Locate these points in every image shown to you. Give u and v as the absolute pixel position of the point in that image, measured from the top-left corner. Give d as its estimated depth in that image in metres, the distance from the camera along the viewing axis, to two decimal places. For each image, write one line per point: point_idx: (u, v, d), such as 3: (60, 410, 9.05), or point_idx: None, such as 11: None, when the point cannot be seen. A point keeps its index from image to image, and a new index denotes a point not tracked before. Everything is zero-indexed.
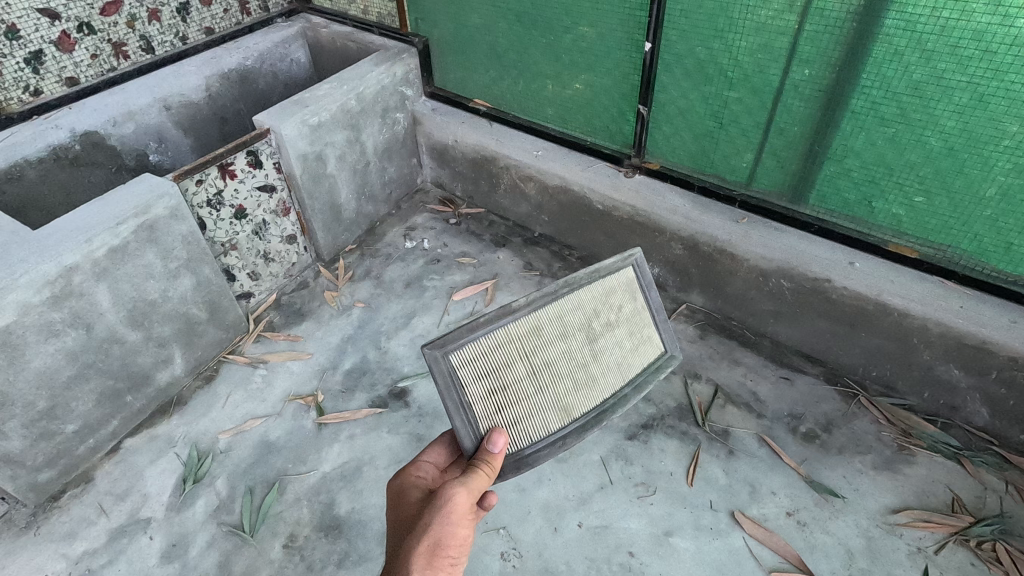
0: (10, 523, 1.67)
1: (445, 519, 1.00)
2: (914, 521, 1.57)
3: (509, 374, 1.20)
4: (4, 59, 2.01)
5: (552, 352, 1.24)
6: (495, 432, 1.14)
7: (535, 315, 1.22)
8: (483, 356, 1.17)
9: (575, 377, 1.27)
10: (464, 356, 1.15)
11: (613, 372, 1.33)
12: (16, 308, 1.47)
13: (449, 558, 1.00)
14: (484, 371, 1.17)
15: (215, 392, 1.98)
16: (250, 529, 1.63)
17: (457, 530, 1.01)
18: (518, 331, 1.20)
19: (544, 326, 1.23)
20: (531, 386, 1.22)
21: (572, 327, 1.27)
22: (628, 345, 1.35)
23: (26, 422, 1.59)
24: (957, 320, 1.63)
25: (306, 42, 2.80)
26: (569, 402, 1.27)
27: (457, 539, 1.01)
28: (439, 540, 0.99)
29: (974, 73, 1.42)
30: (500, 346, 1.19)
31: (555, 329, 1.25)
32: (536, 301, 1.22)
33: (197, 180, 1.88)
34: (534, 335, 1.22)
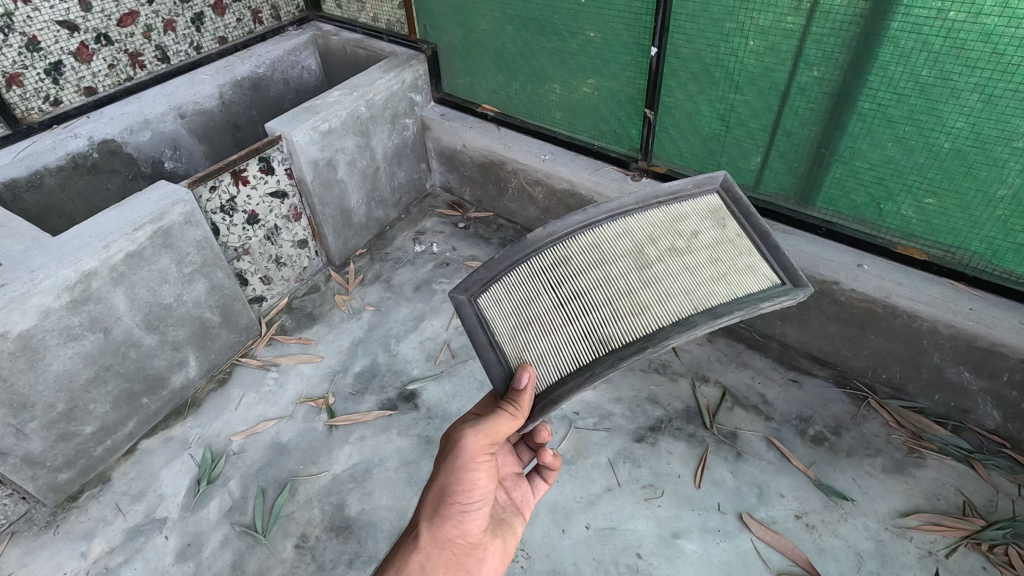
0: (30, 522, 1.71)
1: (447, 469, 1.10)
2: (924, 524, 1.56)
3: (534, 307, 1.24)
4: (25, 70, 2.07)
5: (584, 281, 1.23)
6: (520, 369, 1.15)
7: (561, 248, 1.28)
8: (508, 291, 1.28)
9: (616, 304, 1.19)
10: (490, 296, 1.29)
11: (677, 299, 1.19)
12: (37, 313, 1.52)
13: (459, 500, 1.11)
14: (508, 309, 1.26)
15: (228, 395, 2.02)
16: (263, 529, 1.65)
17: (464, 475, 1.10)
18: (542, 265, 1.27)
19: (573, 256, 1.26)
20: (558, 314, 1.21)
21: (612, 255, 1.26)
22: (705, 273, 1.23)
23: (46, 423, 1.63)
24: (967, 323, 1.62)
25: (317, 49, 2.85)
26: (607, 328, 1.17)
27: (464, 483, 1.10)
28: (444, 489, 1.10)
29: (982, 74, 1.42)
30: (524, 281, 1.27)
31: (589, 257, 1.26)
32: (561, 232, 1.30)
33: (210, 187, 1.92)
34: (560, 266, 1.26)
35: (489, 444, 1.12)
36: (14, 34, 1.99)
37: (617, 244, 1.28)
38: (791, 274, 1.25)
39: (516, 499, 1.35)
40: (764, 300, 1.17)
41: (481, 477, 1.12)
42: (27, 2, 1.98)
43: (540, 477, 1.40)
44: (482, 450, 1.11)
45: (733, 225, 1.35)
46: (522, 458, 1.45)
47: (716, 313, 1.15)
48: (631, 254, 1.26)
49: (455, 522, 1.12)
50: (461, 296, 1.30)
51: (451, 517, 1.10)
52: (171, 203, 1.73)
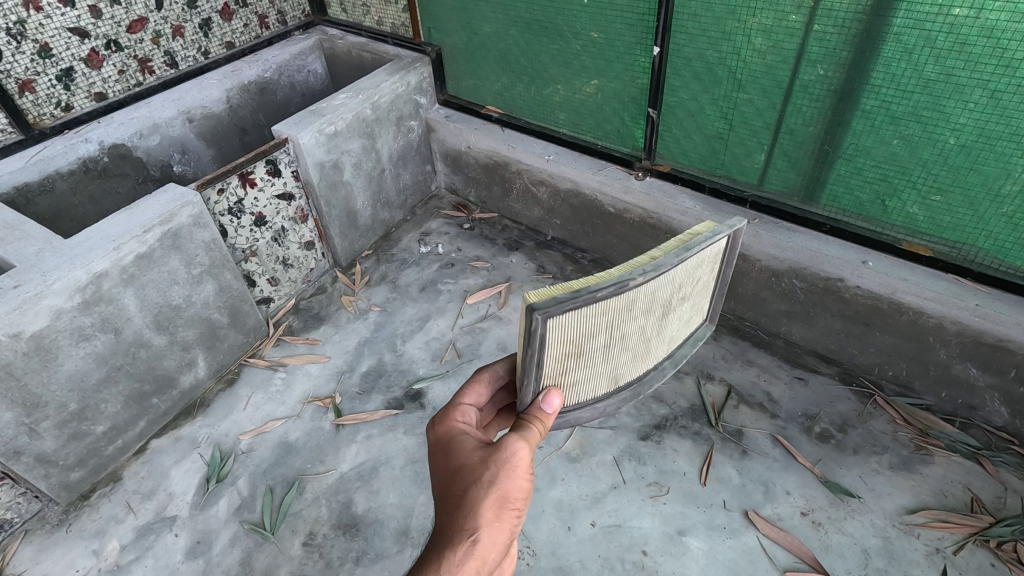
0: (43, 520, 1.74)
1: (512, 474, 0.88)
2: (932, 521, 1.56)
3: (587, 343, 0.97)
4: (38, 76, 2.10)
5: (630, 327, 1.03)
6: (551, 392, 0.98)
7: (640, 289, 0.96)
8: (574, 318, 0.91)
9: (636, 348, 1.10)
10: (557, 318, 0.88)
11: (664, 345, 1.19)
12: (50, 314, 1.54)
13: (516, 514, 0.89)
14: (565, 338, 0.93)
15: (236, 395, 2.04)
16: (271, 527, 1.67)
17: (523, 486, 0.89)
18: (615, 304, 0.94)
19: (640, 298, 0.98)
20: (597, 357, 1.03)
21: (657, 301, 1.04)
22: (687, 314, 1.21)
23: (59, 423, 1.66)
24: (973, 318, 1.61)
25: (322, 53, 2.88)
26: (620, 370, 1.12)
27: (524, 494, 0.90)
28: (506, 495, 0.88)
29: (985, 69, 1.42)
30: (592, 317, 0.93)
31: (646, 303, 1.01)
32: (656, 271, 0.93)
33: (218, 189, 1.94)
34: (627, 308, 0.96)
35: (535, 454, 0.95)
36: (26, 41, 2.03)
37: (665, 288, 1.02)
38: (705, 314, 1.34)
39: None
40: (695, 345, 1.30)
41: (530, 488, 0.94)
42: (39, 10, 2.02)
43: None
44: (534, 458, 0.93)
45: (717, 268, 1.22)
46: None
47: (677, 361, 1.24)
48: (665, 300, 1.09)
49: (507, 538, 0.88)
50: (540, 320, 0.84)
51: (505, 535, 0.87)
52: (180, 205, 1.76)
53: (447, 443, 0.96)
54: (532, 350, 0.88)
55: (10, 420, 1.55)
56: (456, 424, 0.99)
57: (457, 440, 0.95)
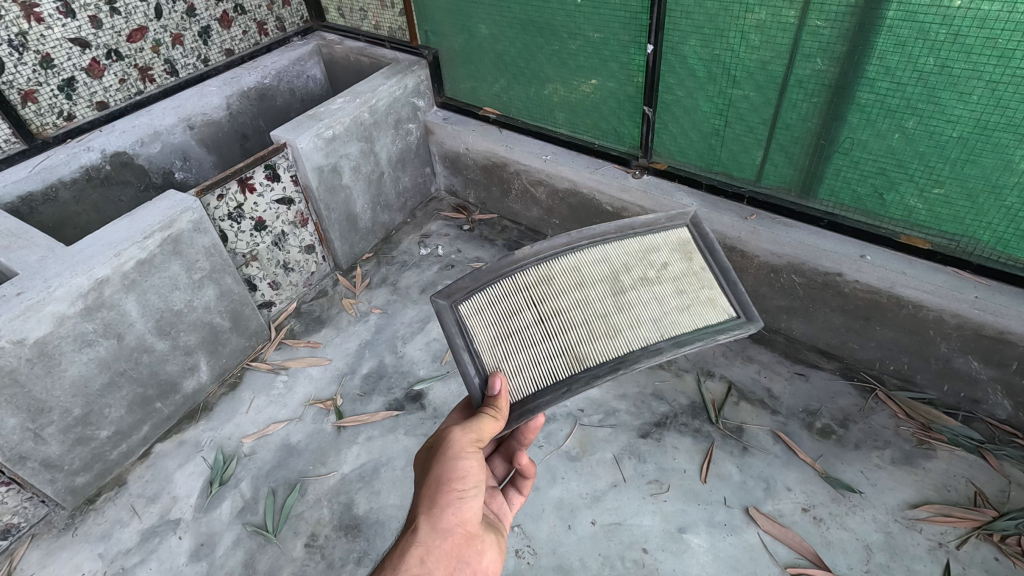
0: (50, 525, 1.76)
1: (444, 461, 1.06)
2: (935, 516, 1.55)
3: (514, 322, 1.21)
4: (40, 87, 2.13)
5: (562, 301, 1.22)
6: (493, 376, 1.14)
7: (546, 266, 1.24)
8: (490, 305, 1.21)
9: (592, 326, 1.21)
10: (474, 304, 1.21)
11: (648, 326, 1.23)
12: (52, 320, 1.56)
13: (457, 492, 1.04)
14: (491, 319, 1.20)
15: (239, 398, 2.06)
16: (273, 529, 1.68)
17: (459, 468, 1.05)
18: (527, 281, 1.23)
19: (557, 274, 1.24)
20: (538, 331, 1.20)
21: (591, 280, 1.25)
22: (672, 303, 1.27)
23: (63, 428, 1.67)
24: (973, 311, 1.60)
25: (321, 59, 2.90)
26: (579, 346, 1.19)
27: (461, 474, 1.05)
28: (442, 479, 1.04)
29: (979, 60, 1.41)
30: (507, 294, 1.22)
31: (572, 279, 1.24)
32: (546, 252, 1.24)
33: (218, 195, 1.96)
34: (545, 284, 1.23)
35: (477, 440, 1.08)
36: (28, 52, 2.06)
37: (598, 266, 1.27)
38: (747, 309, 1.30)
39: (491, 509, 1.30)
40: (721, 336, 1.24)
41: (479, 471, 1.08)
42: (40, 22, 2.05)
43: (515, 488, 1.35)
44: (473, 442, 1.08)
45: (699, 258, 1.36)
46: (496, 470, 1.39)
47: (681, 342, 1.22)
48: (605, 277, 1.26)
49: (455, 511, 1.04)
50: (443, 305, 1.19)
51: (446, 511, 1.03)
52: (180, 211, 1.78)
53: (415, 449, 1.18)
54: (457, 336, 1.18)
55: (15, 425, 1.57)
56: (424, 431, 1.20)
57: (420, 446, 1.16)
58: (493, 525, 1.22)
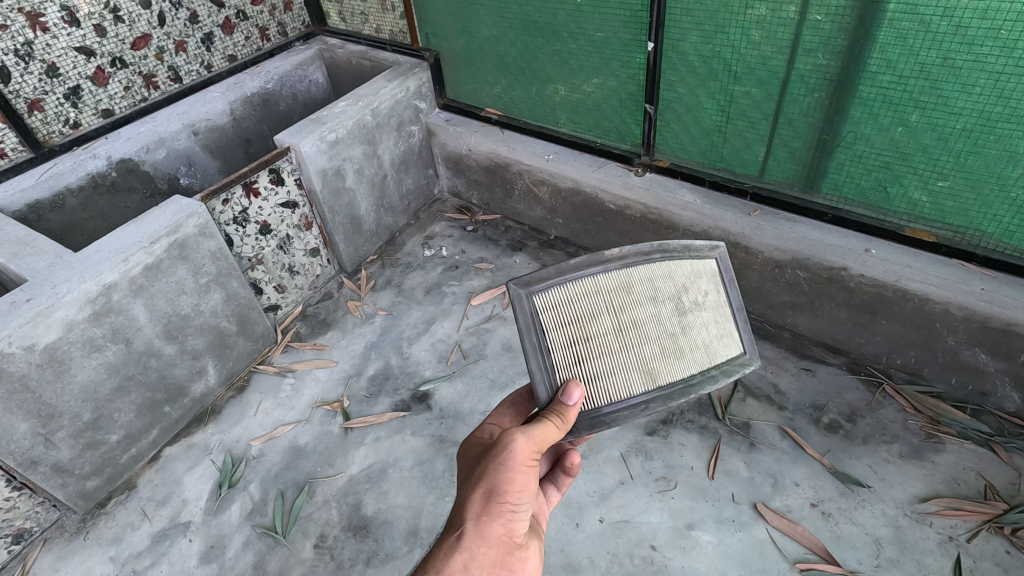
0: (62, 529, 1.78)
1: (502, 467, 0.97)
2: (944, 510, 1.54)
3: (592, 327, 1.11)
4: (46, 95, 2.15)
5: (640, 313, 1.13)
6: (569, 385, 1.06)
7: (627, 271, 1.14)
8: (566, 304, 1.11)
9: (663, 344, 1.14)
10: (548, 299, 1.10)
11: (701, 350, 1.18)
12: (62, 325, 1.58)
13: (508, 505, 0.96)
14: (566, 320, 1.10)
15: (247, 401, 2.07)
16: (283, 530, 1.69)
17: (518, 480, 0.97)
18: (608, 285, 1.12)
19: (637, 283, 1.14)
20: (615, 342, 1.11)
21: (664, 294, 1.16)
22: (715, 329, 1.21)
23: (74, 432, 1.69)
24: (979, 303, 1.59)
25: (323, 63, 2.92)
26: (646, 364, 1.13)
27: (516, 485, 0.97)
28: (496, 487, 0.96)
29: (981, 52, 1.40)
30: (588, 298, 1.11)
31: (648, 289, 1.15)
32: (630, 257, 1.13)
33: (223, 200, 1.97)
34: (624, 292, 1.13)
35: (538, 450, 1.01)
36: (34, 61, 2.08)
37: (670, 280, 1.17)
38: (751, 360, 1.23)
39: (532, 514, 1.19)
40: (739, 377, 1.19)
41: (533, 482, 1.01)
42: (46, 31, 2.07)
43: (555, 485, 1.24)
44: (530, 453, 1.00)
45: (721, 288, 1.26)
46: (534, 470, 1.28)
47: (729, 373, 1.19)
48: (672, 297, 1.17)
49: (504, 523, 0.96)
50: (520, 293, 1.09)
51: (496, 522, 0.95)
52: (186, 216, 1.79)
53: (468, 446, 1.09)
54: (528, 334, 1.09)
55: (26, 431, 1.58)
56: (481, 434, 1.10)
57: (469, 444, 1.08)
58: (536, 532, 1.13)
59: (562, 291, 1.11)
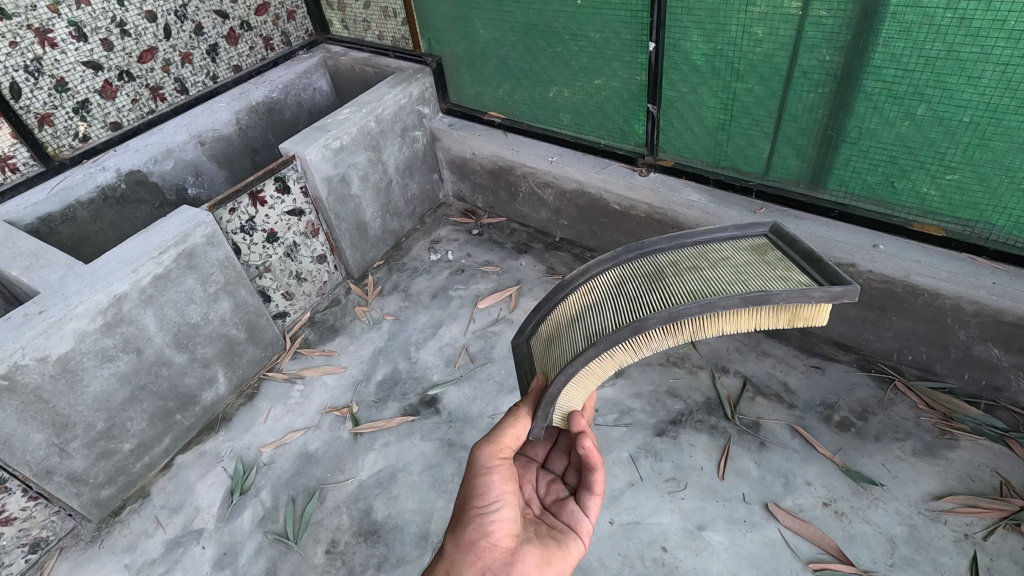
0: (77, 537, 1.80)
1: (468, 481, 1.18)
2: (959, 507, 1.52)
3: (558, 331, 1.31)
4: (56, 110, 2.18)
5: (602, 301, 1.27)
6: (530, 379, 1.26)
7: (592, 281, 1.37)
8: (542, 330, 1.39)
9: (620, 306, 1.20)
10: (533, 336, 1.41)
11: (678, 294, 1.14)
12: (74, 336, 1.60)
13: (476, 508, 1.15)
14: (543, 339, 1.35)
15: (257, 408, 2.08)
16: (294, 536, 1.70)
17: (478, 485, 1.16)
18: (574, 298, 1.36)
19: (601, 283, 1.35)
20: (573, 329, 1.26)
21: (634, 279, 1.30)
22: (721, 279, 1.17)
23: (87, 442, 1.71)
24: (990, 297, 1.58)
25: (327, 71, 2.95)
26: (597, 328, 1.19)
27: (480, 490, 1.16)
28: (465, 498, 1.17)
29: (986, 43, 1.39)
30: (557, 314, 1.37)
31: (613, 281, 1.33)
32: (591, 269, 1.37)
33: (230, 209, 1.99)
34: (587, 295, 1.34)
35: (497, 455, 1.19)
36: (43, 77, 2.11)
37: (643, 271, 1.32)
38: (834, 278, 1.10)
39: (559, 521, 1.27)
40: (779, 290, 1.06)
41: (502, 486, 1.17)
42: (54, 47, 2.10)
43: (586, 490, 1.26)
44: (493, 458, 1.18)
45: (776, 253, 1.27)
46: (570, 482, 1.34)
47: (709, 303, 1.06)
48: (644, 278, 1.28)
49: (476, 526, 1.14)
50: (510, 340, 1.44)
51: (469, 527, 1.14)
52: (193, 225, 1.81)
53: None
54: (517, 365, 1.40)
55: (40, 441, 1.61)
56: None
57: None
58: (550, 538, 1.22)
59: (540, 325, 1.41)
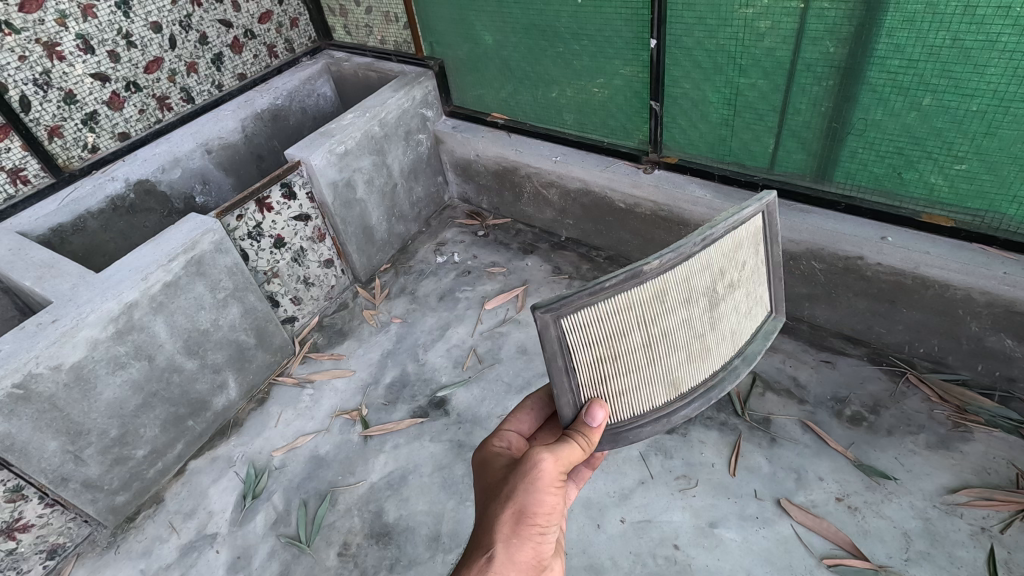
0: (94, 544, 1.81)
1: (529, 489, 0.98)
2: (975, 500, 1.51)
3: (620, 345, 1.03)
4: (65, 122, 2.20)
5: (671, 320, 1.05)
6: (593, 404, 1.04)
7: (664, 278, 1.01)
8: (596, 327, 1.01)
9: (690, 349, 1.11)
10: (578, 322, 0.99)
11: (727, 343, 1.17)
12: (87, 344, 1.62)
13: (537, 526, 0.98)
14: (597, 341, 1.01)
15: (268, 413, 2.10)
16: (307, 539, 1.71)
17: (546, 502, 0.98)
18: (640, 297, 1.01)
19: (672, 290, 1.03)
20: (642, 358, 1.06)
21: (699, 290, 1.07)
22: (746, 310, 1.18)
23: (101, 449, 1.73)
24: (1002, 287, 1.56)
25: (331, 77, 2.97)
26: (669, 381, 1.12)
27: (544, 507, 0.99)
28: (523, 509, 0.97)
29: (992, 30, 1.38)
30: (618, 314, 1.01)
31: (681, 292, 1.05)
32: (668, 262, 1.00)
33: (237, 215, 2.01)
34: (658, 301, 1.03)
35: (562, 473, 1.02)
36: (52, 90, 2.14)
37: (705, 276, 1.07)
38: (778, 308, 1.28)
39: None
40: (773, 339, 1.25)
41: (559, 503, 1.03)
42: (62, 59, 2.13)
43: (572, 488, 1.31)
44: (559, 476, 1.01)
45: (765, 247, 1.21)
46: None
47: (750, 358, 1.21)
48: (707, 292, 1.08)
49: (532, 545, 0.98)
50: (549, 323, 0.96)
51: (524, 545, 0.96)
52: (201, 233, 1.83)
53: (484, 462, 1.09)
54: (556, 361, 1.00)
55: (56, 448, 1.63)
56: (498, 448, 1.10)
57: (492, 459, 1.08)
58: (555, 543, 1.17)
59: (593, 312, 0.99)
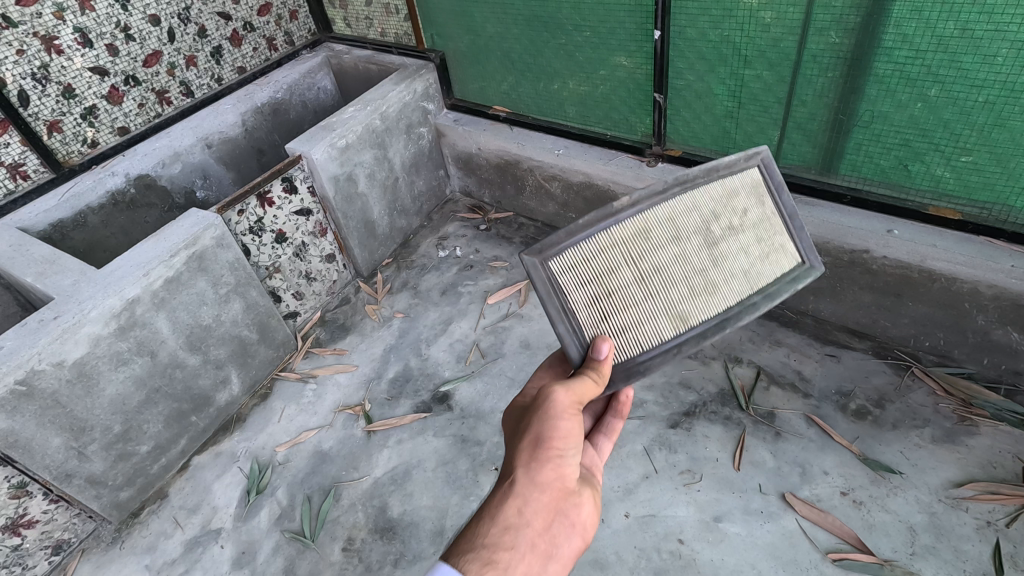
0: (98, 539, 1.82)
1: (542, 418, 0.98)
2: (981, 494, 1.50)
3: (613, 280, 1.07)
4: (64, 117, 2.19)
5: (663, 257, 1.08)
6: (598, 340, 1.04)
7: (643, 217, 1.09)
8: (582, 264, 1.06)
9: (692, 282, 1.10)
10: (565, 262, 1.05)
11: (739, 280, 1.13)
12: (89, 340, 1.62)
13: (556, 451, 0.97)
14: (586, 277, 1.06)
15: (271, 409, 2.09)
16: (311, 535, 1.71)
17: (558, 427, 0.98)
18: (622, 234, 1.07)
19: (656, 227, 1.09)
20: (639, 291, 1.07)
21: (687, 230, 1.11)
22: (756, 253, 1.16)
23: (105, 445, 1.73)
24: (1010, 281, 1.55)
25: (331, 70, 2.94)
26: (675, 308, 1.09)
27: (560, 433, 0.98)
28: (538, 436, 0.98)
29: (1003, 20, 1.36)
30: (603, 250, 1.06)
31: (668, 231, 1.10)
32: (643, 200, 1.08)
33: (238, 210, 2.00)
34: (642, 237, 1.08)
35: (577, 403, 1.01)
36: (51, 84, 2.12)
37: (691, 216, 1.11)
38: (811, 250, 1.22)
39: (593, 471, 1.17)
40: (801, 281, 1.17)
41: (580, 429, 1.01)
42: (61, 53, 2.11)
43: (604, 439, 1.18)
44: (573, 406, 1.00)
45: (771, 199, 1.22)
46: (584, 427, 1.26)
47: (772, 297, 1.14)
48: (699, 231, 1.11)
49: (553, 466, 0.97)
50: (534, 261, 1.04)
51: (546, 467, 0.96)
52: (203, 228, 1.82)
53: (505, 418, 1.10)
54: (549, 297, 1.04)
55: (59, 445, 1.63)
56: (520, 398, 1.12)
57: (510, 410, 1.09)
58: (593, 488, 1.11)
59: (576, 251, 1.06)
